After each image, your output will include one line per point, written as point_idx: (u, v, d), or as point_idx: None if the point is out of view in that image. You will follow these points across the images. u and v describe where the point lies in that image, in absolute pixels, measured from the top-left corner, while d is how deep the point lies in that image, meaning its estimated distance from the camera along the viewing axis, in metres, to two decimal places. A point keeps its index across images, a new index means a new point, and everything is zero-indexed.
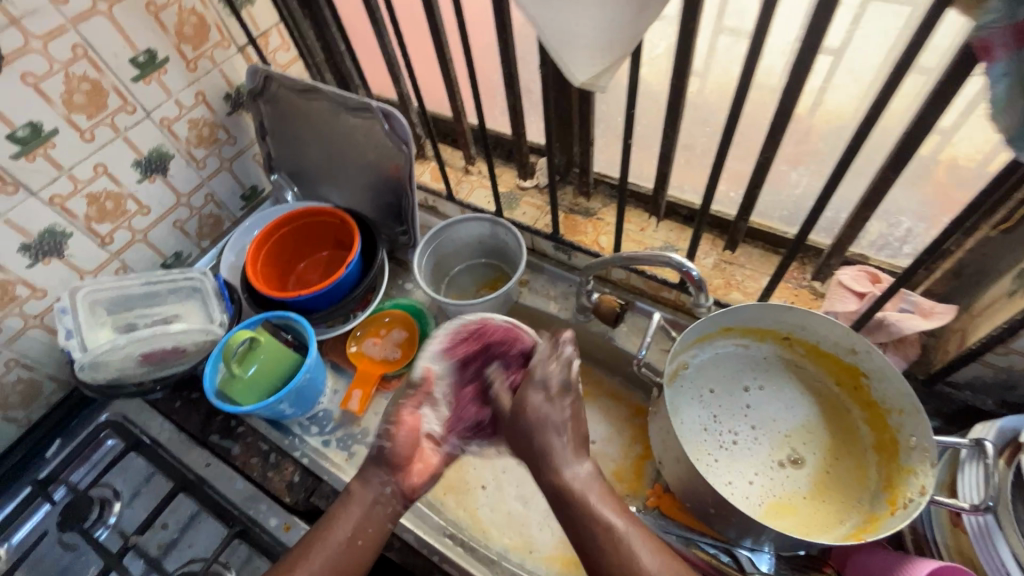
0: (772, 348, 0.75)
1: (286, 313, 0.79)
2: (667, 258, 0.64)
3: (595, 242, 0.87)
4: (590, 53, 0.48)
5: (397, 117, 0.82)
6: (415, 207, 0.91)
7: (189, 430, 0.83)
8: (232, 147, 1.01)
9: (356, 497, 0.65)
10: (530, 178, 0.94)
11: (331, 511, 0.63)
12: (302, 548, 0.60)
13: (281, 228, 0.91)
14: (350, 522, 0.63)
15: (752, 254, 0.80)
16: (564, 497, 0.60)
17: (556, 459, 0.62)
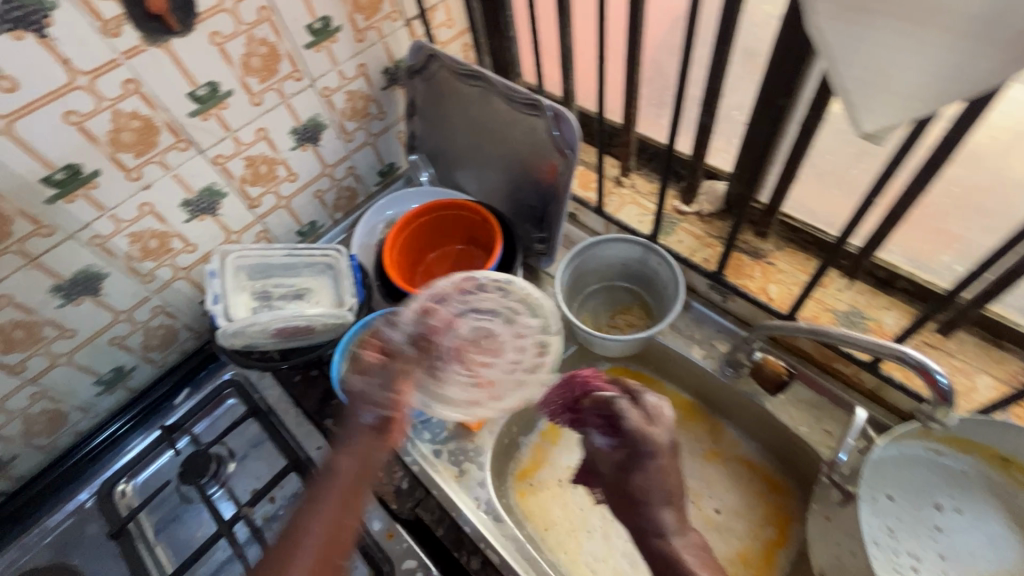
0: (976, 462, 0.61)
1: (417, 312, 0.76)
2: (901, 352, 0.50)
3: (762, 290, 0.76)
4: (898, 101, 0.38)
5: (569, 121, 0.75)
6: (562, 217, 0.84)
7: (304, 407, 0.82)
8: (380, 122, 0.98)
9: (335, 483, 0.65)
10: (694, 203, 0.84)
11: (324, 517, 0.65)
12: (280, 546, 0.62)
13: (420, 217, 0.87)
14: (316, 530, 0.62)
15: (967, 343, 0.66)
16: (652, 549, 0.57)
17: (644, 507, 0.57)
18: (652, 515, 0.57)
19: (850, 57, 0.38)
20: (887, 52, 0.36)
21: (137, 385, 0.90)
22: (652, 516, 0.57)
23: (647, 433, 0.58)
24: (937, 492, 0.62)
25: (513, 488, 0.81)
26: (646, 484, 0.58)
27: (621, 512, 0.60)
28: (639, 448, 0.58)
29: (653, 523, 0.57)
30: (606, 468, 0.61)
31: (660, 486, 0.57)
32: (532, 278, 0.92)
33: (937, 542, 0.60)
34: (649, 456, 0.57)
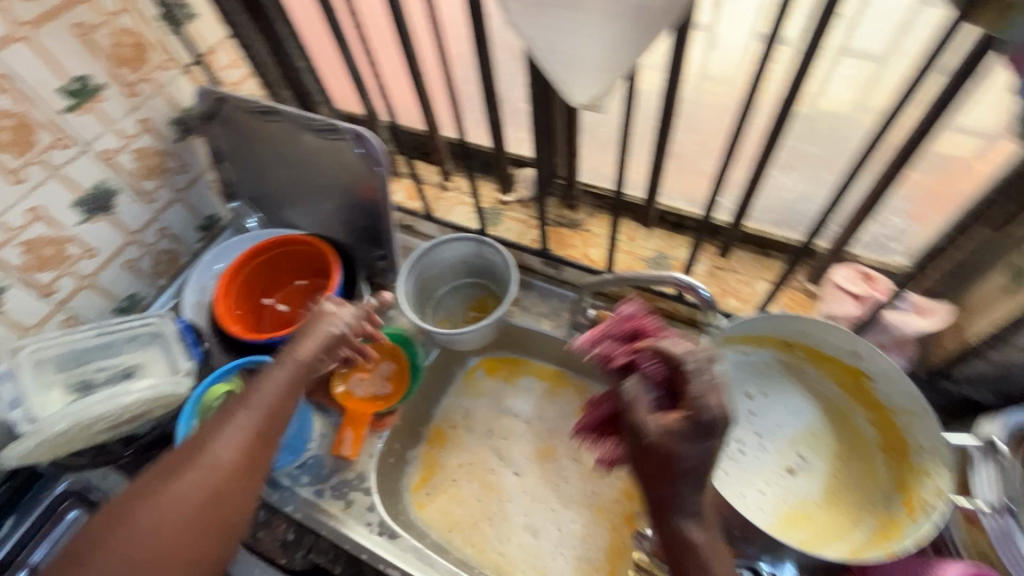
0: (771, 353, 0.72)
1: (263, 358, 0.73)
2: (670, 276, 0.62)
3: (584, 254, 0.85)
4: (592, 75, 0.45)
5: (369, 139, 0.76)
6: (392, 231, 0.86)
7: None
8: (185, 175, 0.93)
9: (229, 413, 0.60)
10: (512, 192, 0.91)
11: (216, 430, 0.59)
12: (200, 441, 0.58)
13: (253, 260, 0.84)
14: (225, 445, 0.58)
15: (744, 259, 0.78)
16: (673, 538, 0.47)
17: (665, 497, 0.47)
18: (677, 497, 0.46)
19: (550, 46, 0.44)
20: (571, 39, 0.43)
21: None
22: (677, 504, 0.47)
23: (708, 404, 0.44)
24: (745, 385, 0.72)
25: (410, 503, 0.82)
26: (695, 462, 0.45)
27: (642, 475, 0.48)
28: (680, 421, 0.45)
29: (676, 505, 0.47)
30: (651, 429, 0.46)
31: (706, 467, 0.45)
32: (383, 296, 0.93)
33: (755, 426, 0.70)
34: (705, 444, 0.44)
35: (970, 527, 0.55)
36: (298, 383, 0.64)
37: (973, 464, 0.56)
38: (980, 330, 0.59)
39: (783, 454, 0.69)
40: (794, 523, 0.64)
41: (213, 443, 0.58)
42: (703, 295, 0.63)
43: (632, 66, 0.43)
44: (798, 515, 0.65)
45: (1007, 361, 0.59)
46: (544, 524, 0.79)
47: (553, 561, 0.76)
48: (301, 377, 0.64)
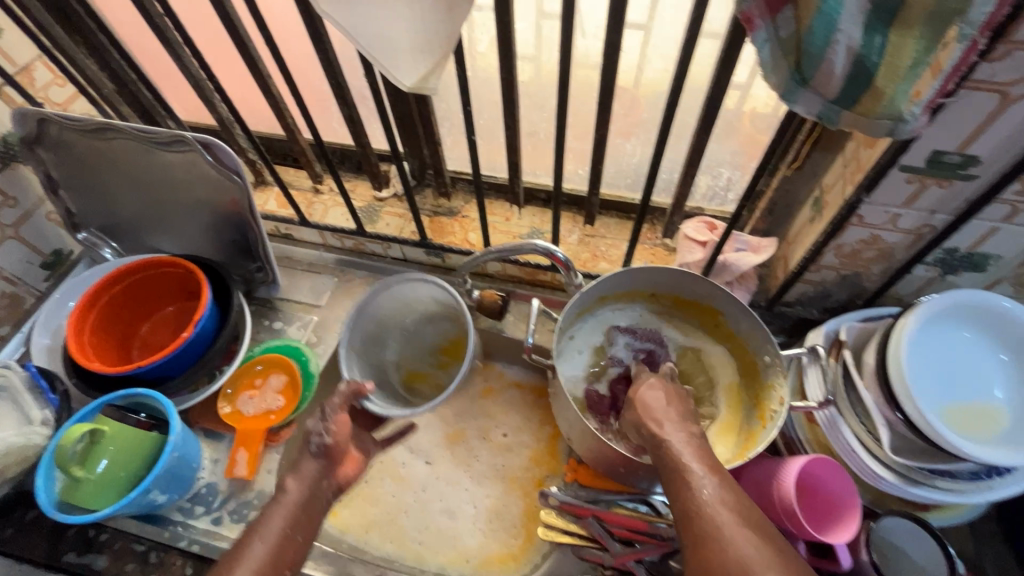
0: (642, 306, 0.80)
1: (131, 391, 0.68)
2: (533, 245, 0.66)
3: (465, 240, 0.87)
4: (411, 57, 0.46)
5: (220, 147, 0.73)
6: (264, 241, 0.83)
7: (31, 559, 0.68)
8: (14, 209, 0.83)
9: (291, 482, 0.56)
10: (386, 188, 0.91)
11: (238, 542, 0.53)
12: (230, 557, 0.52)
13: (107, 291, 0.77)
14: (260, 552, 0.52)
15: (610, 224, 0.85)
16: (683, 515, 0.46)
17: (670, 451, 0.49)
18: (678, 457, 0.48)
19: (362, 31, 0.45)
20: (383, 22, 0.44)
21: None
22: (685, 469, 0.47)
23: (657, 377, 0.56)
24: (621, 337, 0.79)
25: None
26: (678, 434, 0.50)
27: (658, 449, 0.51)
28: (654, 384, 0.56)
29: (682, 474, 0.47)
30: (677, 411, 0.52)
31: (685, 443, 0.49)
32: (267, 310, 0.90)
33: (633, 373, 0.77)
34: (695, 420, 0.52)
35: (811, 425, 0.65)
36: (310, 500, 0.57)
37: (806, 369, 0.65)
38: (795, 257, 0.69)
39: None
40: None
41: (247, 555, 0.52)
42: (563, 259, 0.68)
43: (449, 47, 0.46)
44: None
45: (820, 278, 0.69)
46: (459, 505, 0.80)
47: (472, 539, 0.78)
48: (314, 497, 0.57)
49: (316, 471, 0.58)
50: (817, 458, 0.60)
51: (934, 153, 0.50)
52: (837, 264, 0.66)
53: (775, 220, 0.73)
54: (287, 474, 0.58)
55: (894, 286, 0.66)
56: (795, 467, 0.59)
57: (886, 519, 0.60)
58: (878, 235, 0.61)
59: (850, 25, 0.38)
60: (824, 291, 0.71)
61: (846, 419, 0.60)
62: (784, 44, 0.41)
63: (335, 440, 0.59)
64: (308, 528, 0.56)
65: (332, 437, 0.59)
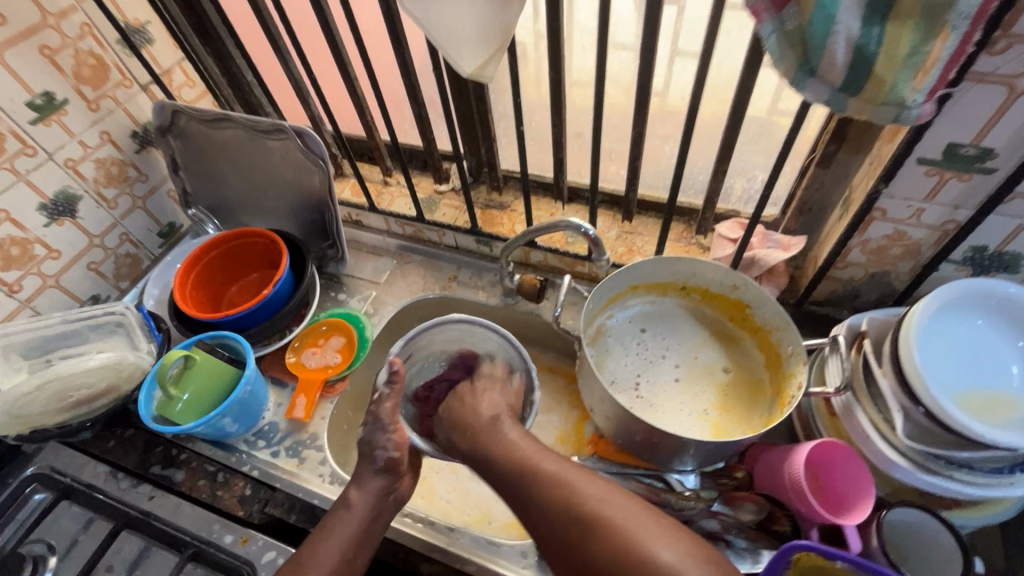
0: (674, 299, 0.84)
1: (220, 332, 0.80)
2: (564, 222, 0.70)
3: (511, 230, 0.95)
4: (473, 49, 0.56)
5: (310, 135, 0.87)
6: (338, 222, 0.95)
7: (126, 467, 0.80)
8: (144, 184, 1.01)
9: (353, 509, 0.67)
10: (446, 182, 1.01)
11: (315, 532, 0.65)
12: (317, 533, 0.65)
13: (208, 253, 0.91)
14: (345, 535, 0.65)
15: (647, 222, 0.91)
16: (595, 538, 0.53)
17: (560, 486, 0.58)
18: (569, 485, 0.58)
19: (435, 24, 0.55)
20: (452, 20, 0.54)
21: None
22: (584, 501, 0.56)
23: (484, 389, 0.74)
24: (646, 324, 0.84)
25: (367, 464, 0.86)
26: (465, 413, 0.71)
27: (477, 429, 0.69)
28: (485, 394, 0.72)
29: (576, 491, 0.57)
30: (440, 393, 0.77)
31: (574, 476, 0.59)
32: (335, 284, 1.02)
33: (660, 356, 0.82)
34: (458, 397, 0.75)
35: (830, 416, 0.66)
36: (375, 515, 0.67)
37: (828, 360, 0.67)
38: (823, 255, 0.72)
39: (689, 372, 0.80)
40: (704, 427, 0.75)
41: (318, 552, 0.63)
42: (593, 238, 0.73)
43: (503, 41, 0.55)
44: (704, 421, 0.75)
45: (848, 275, 0.71)
46: None
47: (497, 505, 0.82)
48: (378, 514, 0.67)
49: (378, 488, 0.68)
50: (827, 441, 0.61)
51: (950, 146, 0.53)
52: (865, 261, 0.68)
53: (806, 220, 0.76)
54: (352, 485, 0.70)
55: (922, 286, 0.67)
56: (806, 447, 0.61)
57: (897, 507, 0.58)
58: (903, 230, 0.63)
59: (847, 17, 0.43)
60: (854, 289, 0.73)
61: (863, 406, 0.61)
62: (791, 36, 0.47)
63: (398, 454, 0.70)
64: (366, 549, 0.65)
65: (395, 451, 0.70)
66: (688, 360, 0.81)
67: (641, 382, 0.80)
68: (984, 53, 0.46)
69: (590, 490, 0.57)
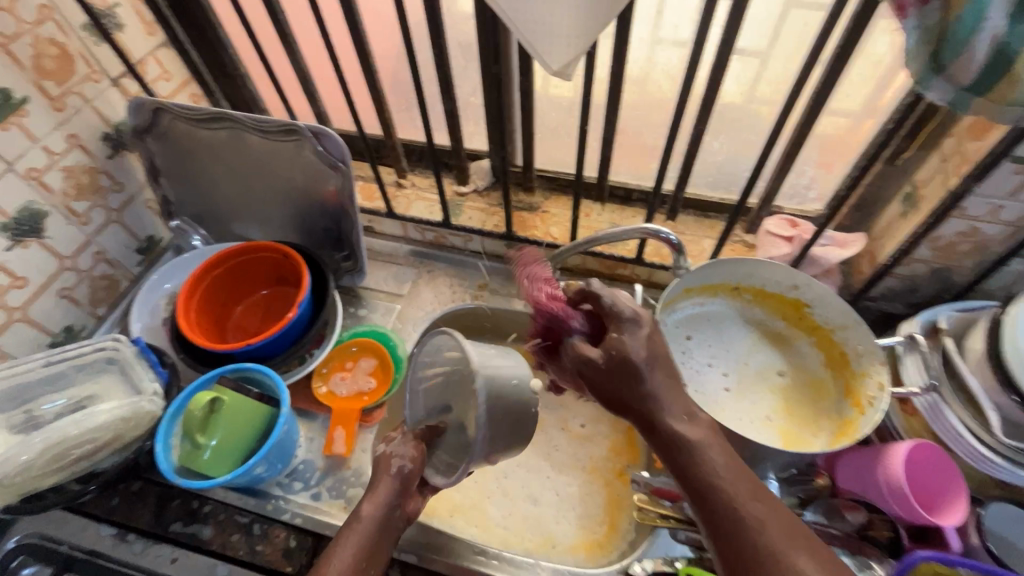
0: (724, 300, 0.82)
1: (241, 365, 0.71)
2: (641, 228, 0.68)
3: (547, 233, 0.90)
4: (563, 46, 0.50)
5: (329, 136, 0.77)
6: (359, 232, 0.86)
7: (137, 526, 0.69)
8: (119, 195, 0.87)
9: (364, 519, 0.53)
10: (469, 184, 0.94)
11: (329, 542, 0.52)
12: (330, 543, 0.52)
13: (211, 272, 0.80)
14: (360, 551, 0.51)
15: (688, 221, 0.88)
16: (732, 528, 0.45)
17: (693, 462, 0.47)
18: (704, 460, 0.47)
19: (523, 15, 0.48)
20: (545, 10, 0.48)
21: None
22: (720, 483, 0.46)
23: (629, 330, 0.50)
24: (699, 327, 0.81)
25: None
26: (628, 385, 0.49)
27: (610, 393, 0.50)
28: (628, 351, 0.48)
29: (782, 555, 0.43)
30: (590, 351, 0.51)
31: (712, 454, 0.48)
32: (352, 298, 0.93)
33: (717, 360, 0.79)
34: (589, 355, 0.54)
35: (907, 414, 0.66)
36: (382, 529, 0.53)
37: (901, 358, 0.67)
38: (885, 252, 0.71)
39: (745, 379, 0.78)
40: (772, 434, 0.72)
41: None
42: (671, 242, 0.70)
43: (598, 36, 0.49)
44: (772, 426, 0.74)
45: (909, 272, 0.71)
46: (544, 493, 0.81)
47: (559, 527, 0.78)
48: (388, 524, 0.54)
49: (390, 498, 0.55)
50: (922, 442, 0.60)
51: None
52: (930, 257, 0.69)
53: (860, 216, 0.76)
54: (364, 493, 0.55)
55: (984, 280, 0.69)
56: (899, 449, 0.60)
57: (992, 505, 0.60)
58: (977, 227, 0.63)
59: (997, 14, 0.41)
60: (912, 285, 0.73)
61: (949, 405, 0.61)
62: (929, 31, 0.44)
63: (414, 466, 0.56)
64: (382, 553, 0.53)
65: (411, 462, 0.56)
66: (744, 363, 0.79)
67: (693, 390, 0.76)
68: None
69: (722, 475, 0.47)
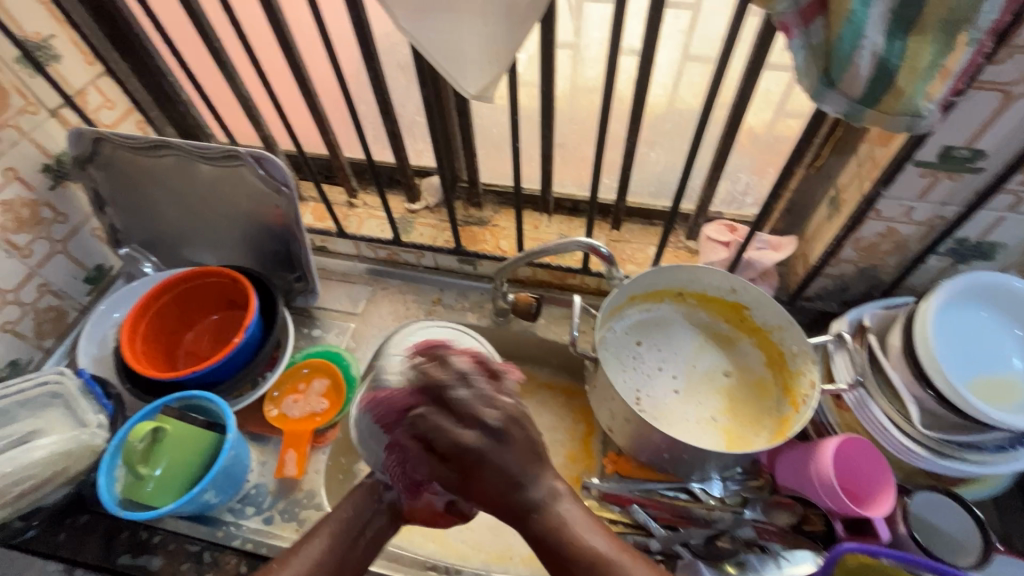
0: (670, 305, 0.84)
1: (187, 393, 0.71)
2: (576, 242, 0.70)
3: (496, 247, 0.91)
4: (477, 70, 0.51)
5: (271, 160, 0.78)
6: (307, 252, 0.87)
7: (85, 561, 0.68)
8: (63, 225, 0.86)
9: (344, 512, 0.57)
10: (419, 201, 0.95)
11: (312, 528, 0.56)
12: (308, 534, 0.56)
13: (157, 300, 0.80)
14: (340, 545, 0.55)
15: (634, 229, 0.90)
16: (578, 563, 0.46)
17: (563, 531, 0.47)
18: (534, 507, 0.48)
19: (435, 43, 0.50)
20: (456, 36, 0.49)
21: None
22: (589, 546, 0.47)
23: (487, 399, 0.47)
24: (644, 333, 0.82)
25: None
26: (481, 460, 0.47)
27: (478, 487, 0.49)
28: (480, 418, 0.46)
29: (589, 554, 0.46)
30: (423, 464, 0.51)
31: (582, 524, 0.48)
32: (306, 319, 0.93)
33: (665, 364, 0.80)
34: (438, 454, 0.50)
35: (840, 410, 0.67)
36: (360, 529, 0.57)
37: (833, 355, 0.69)
38: (815, 253, 0.74)
39: (691, 381, 0.79)
40: (716, 434, 0.74)
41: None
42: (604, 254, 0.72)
43: (511, 58, 0.51)
44: (717, 428, 0.75)
45: (839, 271, 0.74)
46: None
47: (515, 538, 0.78)
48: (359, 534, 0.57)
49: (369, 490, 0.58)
50: (849, 436, 0.62)
51: (945, 148, 0.56)
52: (855, 257, 0.71)
53: (792, 219, 0.79)
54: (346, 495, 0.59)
55: (907, 277, 0.72)
56: (827, 447, 0.62)
57: (919, 494, 0.63)
58: (893, 228, 0.66)
59: (874, 32, 0.43)
60: (842, 284, 0.76)
61: (875, 400, 0.63)
62: (815, 51, 0.46)
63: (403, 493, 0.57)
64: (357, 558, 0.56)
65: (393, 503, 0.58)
66: (691, 366, 0.80)
67: (641, 396, 0.77)
68: (990, 63, 0.48)
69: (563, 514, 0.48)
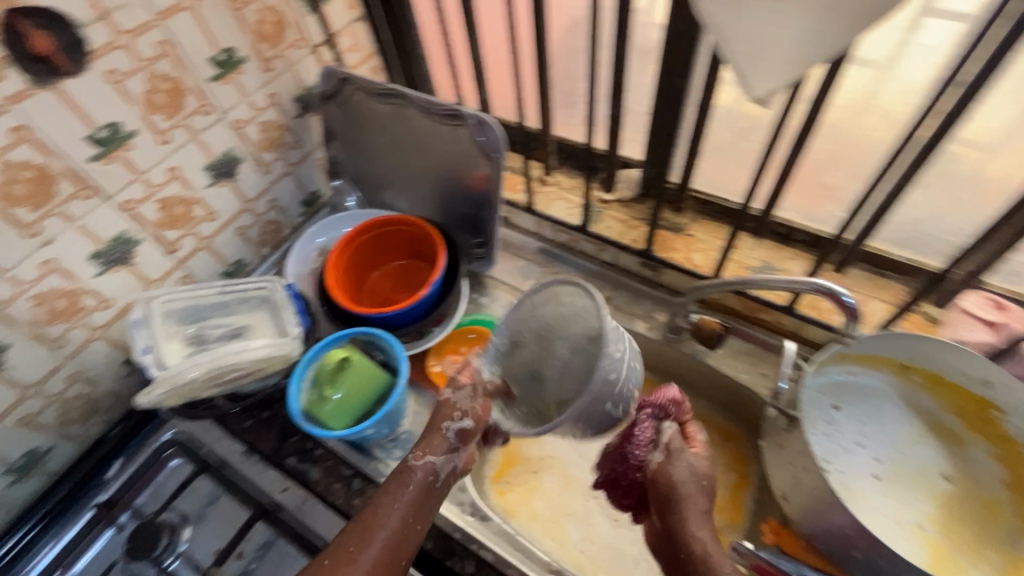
0: (886, 375, 0.70)
1: (370, 330, 0.76)
2: (806, 283, 0.60)
3: (688, 259, 0.84)
4: (773, 70, 0.46)
5: (492, 127, 0.78)
6: (496, 221, 0.87)
7: (261, 450, 0.77)
8: (298, 151, 0.96)
9: (400, 483, 0.62)
10: (614, 193, 0.91)
11: (378, 496, 0.61)
12: (375, 499, 0.61)
13: (360, 237, 0.86)
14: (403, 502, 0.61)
15: (859, 276, 0.78)
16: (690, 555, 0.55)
17: (676, 511, 0.56)
18: (668, 485, 0.57)
19: (736, 35, 0.45)
20: (767, 30, 0.44)
21: (61, 466, 0.79)
22: (693, 529, 0.55)
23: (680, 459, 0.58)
24: (846, 398, 0.70)
25: (491, 490, 0.81)
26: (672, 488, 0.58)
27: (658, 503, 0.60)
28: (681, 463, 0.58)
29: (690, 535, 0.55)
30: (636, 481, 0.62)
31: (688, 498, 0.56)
32: (477, 284, 0.95)
33: (865, 441, 0.68)
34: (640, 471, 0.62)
35: None
36: (425, 491, 0.62)
37: None
38: None
39: (896, 471, 0.66)
40: (919, 546, 0.61)
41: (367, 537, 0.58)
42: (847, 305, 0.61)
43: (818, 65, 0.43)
44: (922, 539, 0.62)
45: None
46: (629, 527, 0.77)
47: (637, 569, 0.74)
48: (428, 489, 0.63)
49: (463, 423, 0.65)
50: None
51: None
52: None
53: None
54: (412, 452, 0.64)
55: None
56: None
57: None
58: None
59: None
60: None
61: None
62: None
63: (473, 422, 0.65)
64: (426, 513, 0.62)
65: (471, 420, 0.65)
66: (899, 454, 0.67)
67: (830, 469, 0.65)
68: None
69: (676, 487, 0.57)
